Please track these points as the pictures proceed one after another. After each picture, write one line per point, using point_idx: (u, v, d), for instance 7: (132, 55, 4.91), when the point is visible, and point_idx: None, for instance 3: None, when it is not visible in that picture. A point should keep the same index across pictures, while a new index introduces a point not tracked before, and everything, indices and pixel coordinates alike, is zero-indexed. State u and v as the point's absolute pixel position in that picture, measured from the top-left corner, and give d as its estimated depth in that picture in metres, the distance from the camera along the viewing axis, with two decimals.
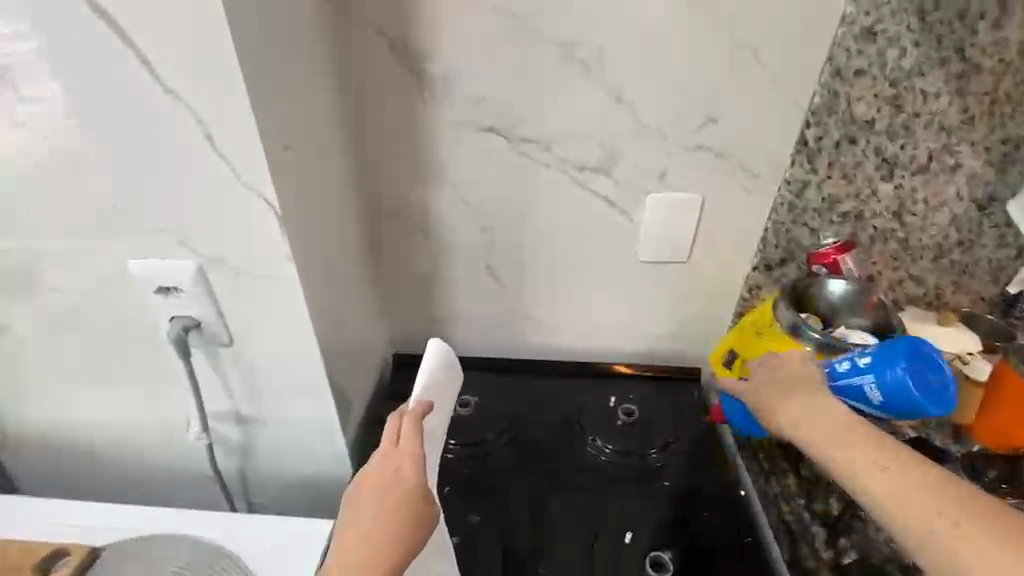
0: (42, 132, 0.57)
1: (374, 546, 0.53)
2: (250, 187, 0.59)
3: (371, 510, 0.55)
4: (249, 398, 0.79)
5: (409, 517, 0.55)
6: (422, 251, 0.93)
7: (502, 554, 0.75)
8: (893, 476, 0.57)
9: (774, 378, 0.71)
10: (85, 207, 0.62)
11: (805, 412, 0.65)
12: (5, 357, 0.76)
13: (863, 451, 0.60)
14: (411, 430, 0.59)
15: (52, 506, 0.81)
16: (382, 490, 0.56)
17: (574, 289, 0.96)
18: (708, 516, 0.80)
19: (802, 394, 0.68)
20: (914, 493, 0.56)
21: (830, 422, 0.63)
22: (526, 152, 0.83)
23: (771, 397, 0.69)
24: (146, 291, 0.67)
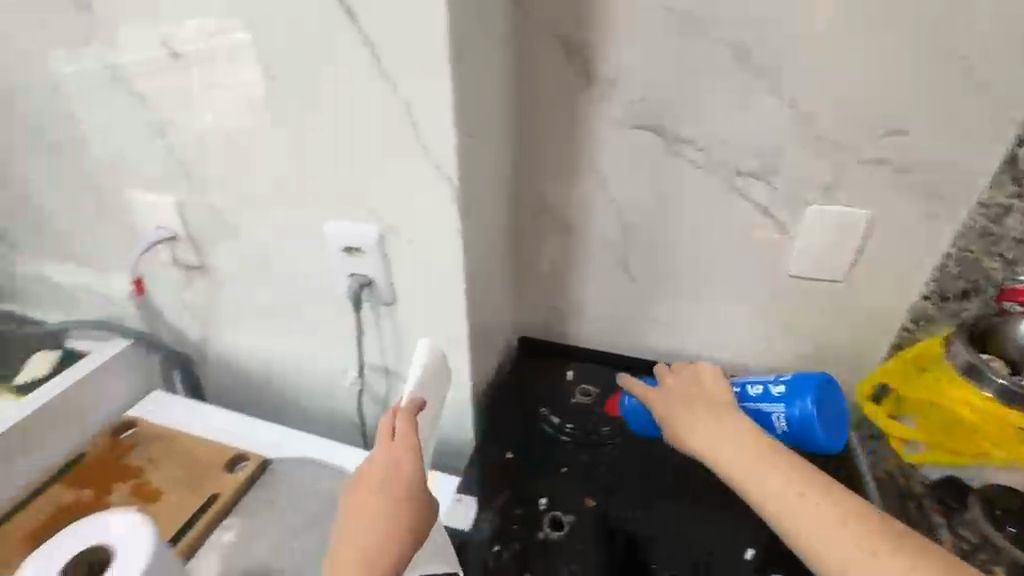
0: (280, 111, 0.69)
1: (378, 536, 0.58)
2: (437, 167, 0.66)
3: (372, 503, 0.59)
4: (397, 355, 0.88)
5: (407, 510, 0.59)
6: (561, 242, 0.96)
7: (615, 545, 0.74)
8: (789, 485, 0.58)
9: (688, 395, 0.74)
10: (301, 174, 0.73)
11: (711, 431, 0.67)
12: (218, 292, 0.93)
13: (772, 470, 0.59)
14: (404, 425, 0.64)
15: (235, 418, 0.97)
16: (378, 483, 0.60)
17: (709, 297, 0.94)
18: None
19: (682, 406, 0.72)
20: (818, 508, 0.55)
21: (734, 442, 0.64)
22: (683, 154, 0.83)
23: (677, 408, 0.72)
24: (334, 249, 0.78)
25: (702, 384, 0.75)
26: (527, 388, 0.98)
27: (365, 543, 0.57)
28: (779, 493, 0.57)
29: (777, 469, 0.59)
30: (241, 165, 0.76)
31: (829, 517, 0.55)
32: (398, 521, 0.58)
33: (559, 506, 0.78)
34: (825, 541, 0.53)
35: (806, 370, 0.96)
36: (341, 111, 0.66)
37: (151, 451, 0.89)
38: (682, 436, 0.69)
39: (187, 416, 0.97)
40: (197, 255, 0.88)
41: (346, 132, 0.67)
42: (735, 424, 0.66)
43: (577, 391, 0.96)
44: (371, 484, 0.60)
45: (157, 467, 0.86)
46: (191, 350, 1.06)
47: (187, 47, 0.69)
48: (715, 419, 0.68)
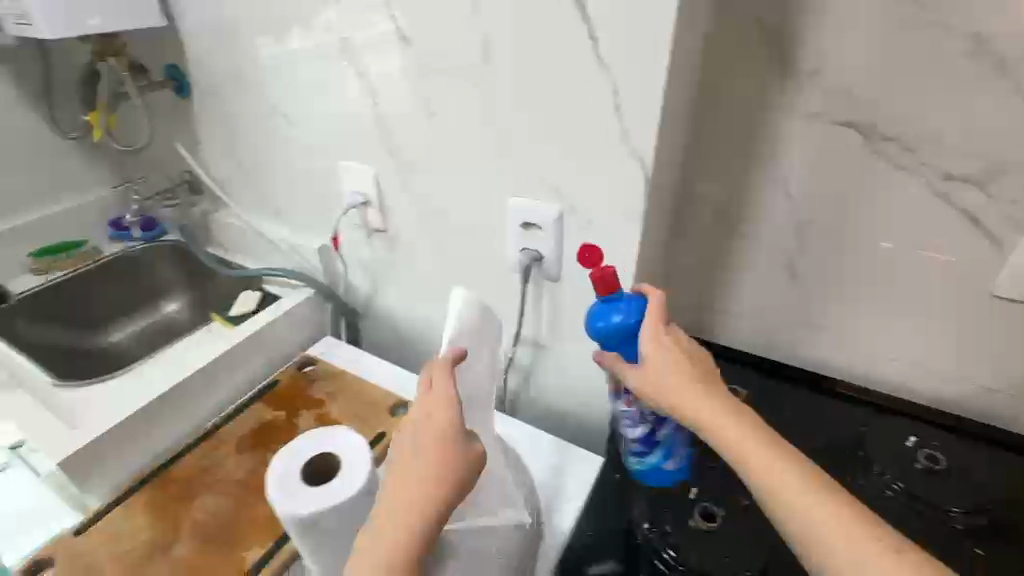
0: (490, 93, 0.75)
1: (419, 497, 0.53)
2: (633, 152, 0.68)
3: (409, 463, 0.54)
4: (550, 330, 0.92)
5: (451, 468, 0.54)
6: (723, 237, 0.94)
7: (768, 546, 0.70)
8: (788, 477, 0.52)
9: (697, 364, 0.62)
10: (496, 150, 0.79)
11: (720, 408, 0.57)
12: (393, 254, 1.03)
13: (789, 463, 0.53)
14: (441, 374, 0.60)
15: (395, 371, 1.09)
16: (416, 438, 0.56)
17: (885, 308, 0.88)
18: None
19: (675, 367, 0.60)
20: (818, 502, 0.50)
21: (746, 423, 0.55)
22: (883, 153, 0.78)
23: (668, 378, 0.59)
24: (513, 223, 0.83)
25: (654, 350, 0.62)
26: None
27: (405, 500, 0.53)
28: (791, 483, 0.51)
29: (779, 455, 0.53)
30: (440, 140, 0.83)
31: (832, 514, 0.49)
32: (439, 478, 0.53)
33: (710, 500, 0.76)
34: (846, 544, 0.48)
35: (994, 403, 0.87)
36: (548, 93, 0.71)
37: (330, 386, 1.02)
38: (682, 411, 0.58)
39: (358, 360, 1.10)
40: (382, 220, 0.99)
41: (549, 114, 0.72)
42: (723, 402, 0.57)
43: None
44: (413, 443, 0.56)
45: (335, 401, 0.99)
46: (358, 305, 1.19)
47: (410, 30, 0.77)
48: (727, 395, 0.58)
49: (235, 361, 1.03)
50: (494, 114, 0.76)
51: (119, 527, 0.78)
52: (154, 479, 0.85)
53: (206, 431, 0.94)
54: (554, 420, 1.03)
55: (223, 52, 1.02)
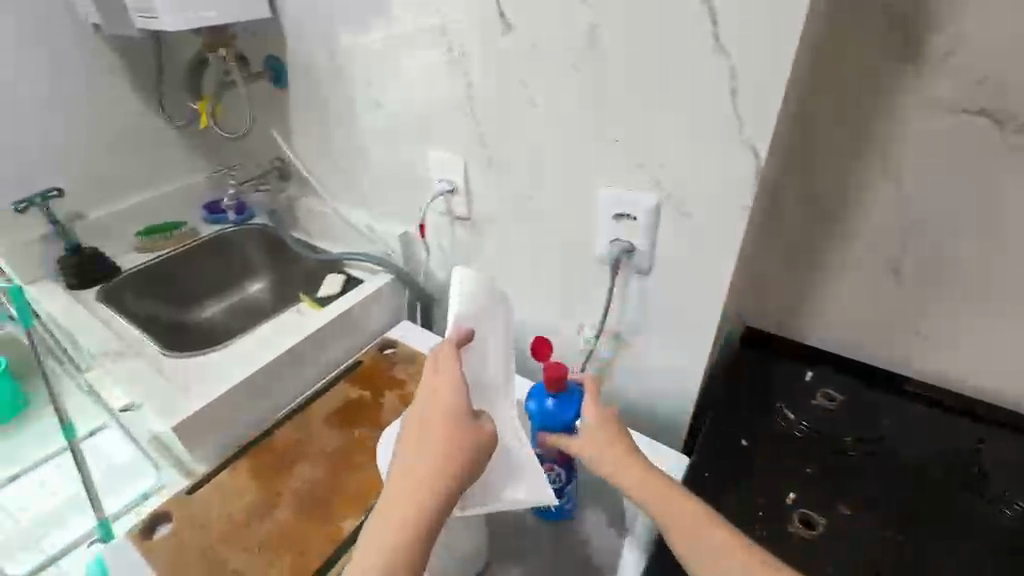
0: (593, 78, 0.74)
1: (428, 473, 0.56)
2: (746, 140, 0.67)
3: (416, 445, 0.58)
4: (634, 323, 0.91)
5: (460, 448, 0.57)
6: (822, 234, 0.89)
7: (885, 562, 0.67)
8: (709, 533, 0.59)
9: (607, 428, 0.69)
10: (595, 139, 0.78)
11: (615, 456, 0.67)
12: (474, 242, 1.04)
13: (684, 511, 0.61)
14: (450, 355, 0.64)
15: None
16: (424, 417, 0.60)
17: (1007, 314, 0.81)
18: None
19: (604, 442, 0.68)
20: (729, 552, 0.57)
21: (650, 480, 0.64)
22: (1020, 145, 0.72)
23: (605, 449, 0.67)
24: (604, 213, 0.82)
25: (594, 426, 0.69)
26: (759, 378, 0.93)
27: (415, 476, 0.56)
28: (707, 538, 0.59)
29: (692, 508, 0.61)
30: (535, 126, 0.83)
31: (738, 563, 0.56)
32: (446, 455, 0.56)
33: (810, 508, 0.74)
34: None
35: None
36: (657, 79, 0.69)
37: (409, 369, 1.05)
38: (591, 460, 0.69)
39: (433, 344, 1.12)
40: (467, 208, 1.00)
41: (656, 101, 0.71)
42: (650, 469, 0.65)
43: (819, 394, 0.89)
44: (421, 423, 0.60)
45: (418, 384, 1.01)
46: (433, 291, 1.21)
47: (513, 17, 0.77)
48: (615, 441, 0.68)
49: (324, 339, 1.07)
50: (596, 101, 0.75)
51: (228, 484, 0.84)
52: (261, 441, 0.92)
53: (301, 402, 0.99)
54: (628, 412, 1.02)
55: (321, 43, 1.06)
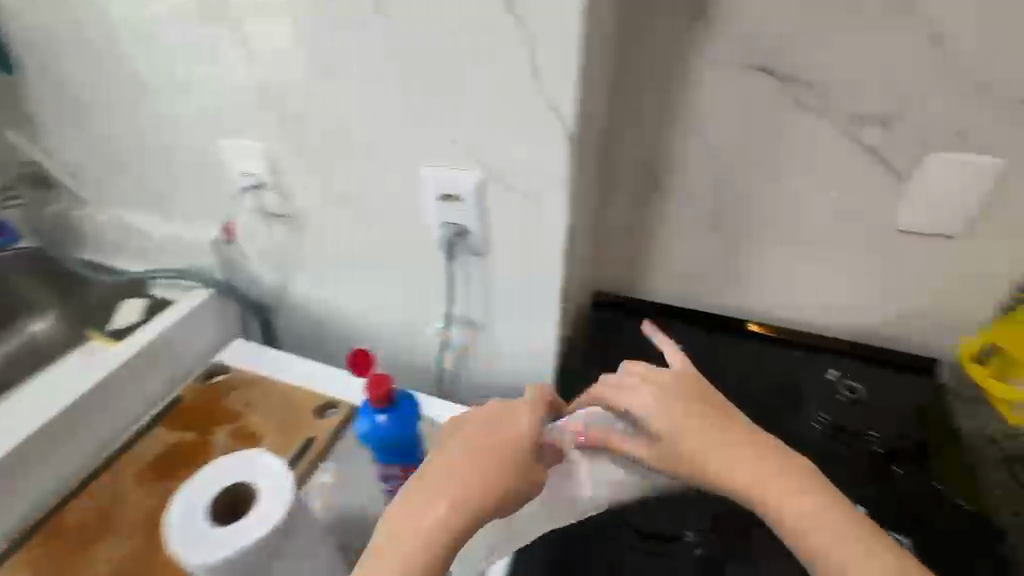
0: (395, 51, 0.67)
1: (440, 501, 0.53)
2: (555, 109, 0.64)
3: (442, 473, 0.56)
4: (482, 307, 0.87)
5: (498, 463, 0.56)
6: (648, 194, 0.92)
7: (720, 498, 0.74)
8: (758, 465, 0.53)
9: (670, 384, 0.62)
10: (409, 116, 0.71)
11: (665, 405, 0.59)
12: (303, 241, 0.93)
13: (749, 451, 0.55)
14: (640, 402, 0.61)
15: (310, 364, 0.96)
16: (450, 442, 0.59)
17: (803, 252, 0.90)
18: (953, 516, 0.72)
19: (676, 410, 0.59)
20: (777, 483, 0.52)
21: (720, 429, 0.57)
22: (796, 97, 0.78)
23: (669, 405, 0.59)
24: (430, 196, 0.76)
25: (659, 376, 0.63)
26: (611, 340, 0.98)
27: (417, 498, 0.54)
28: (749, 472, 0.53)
29: (739, 441, 0.55)
30: (343, 107, 0.74)
31: (811, 505, 0.51)
32: (473, 484, 0.54)
33: None
34: (801, 516, 0.50)
35: (899, 330, 0.93)
36: (460, 47, 0.64)
37: (243, 397, 0.90)
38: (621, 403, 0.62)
39: (271, 362, 0.97)
40: (285, 204, 0.88)
41: (463, 71, 0.65)
42: (672, 377, 0.62)
43: (661, 349, 0.96)
44: (449, 445, 0.59)
45: (255, 410, 0.88)
46: (267, 301, 1.07)
47: None
48: (669, 389, 0.61)
49: (130, 380, 0.88)
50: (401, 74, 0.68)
51: None
52: (48, 522, 0.75)
53: (101, 461, 0.82)
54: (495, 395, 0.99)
55: (68, 15, 0.85)
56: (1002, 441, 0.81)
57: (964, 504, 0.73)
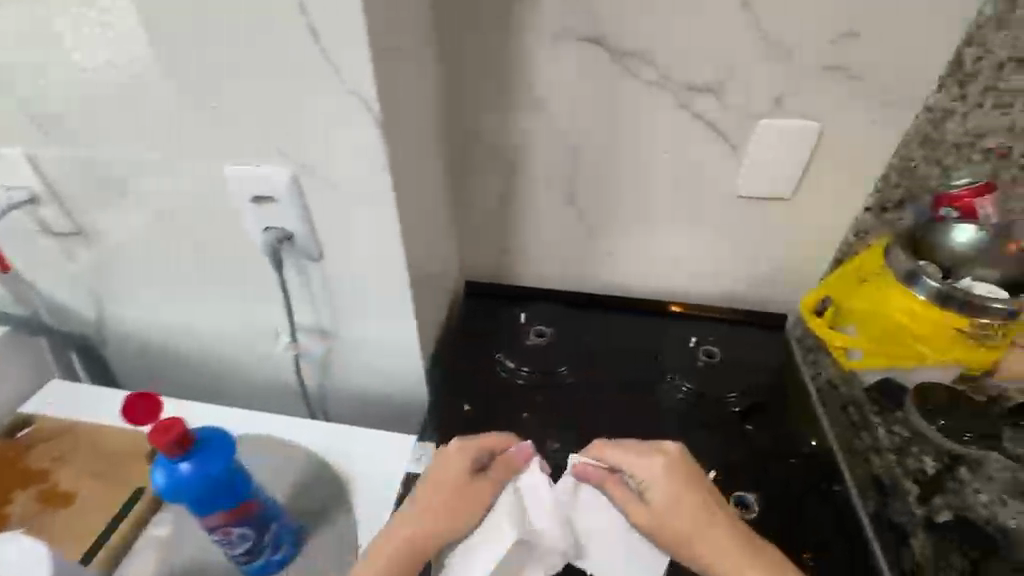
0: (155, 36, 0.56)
1: (420, 531, 0.62)
2: (350, 92, 0.56)
3: (429, 503, 0.64)
4: (333, 312, 0.80)
5: (479, 494, 0.65)
6: (502, 176, 0.89)
7: None
8: (730, 543, 0.61)
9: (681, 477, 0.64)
10: (193, 111, 0.61)
11: (689, 510, 0.62)
12: (111, 260, 0.80)
13: (724, 538, 0.61)
14: (655, 477, 0.64)
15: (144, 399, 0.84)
16: (450, 474, 0.65)
17: (658, 224, 0.91)
18: (803, 463, 0.77)
19: (672, 497, 0.63)
20: (754, 561, 0.60)
21: (697, 511, 0.62)
22: (627, 67, 0.76)
23: (664, 500, 0.63)
24: (242, 199, 0.67)
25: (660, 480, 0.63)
26: (483, 330, 0.94)
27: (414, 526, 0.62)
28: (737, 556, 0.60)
29: (712, 526, 0.62)
30: (112, 103, 0.63)
31: (762, 573, 0.60)
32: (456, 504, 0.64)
33: None
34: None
35: (752, 292, 0.97)
36: (228, 27, 0.54)
37: (53, 450, 0.76)
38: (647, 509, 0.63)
39: (91, 401, 0.83)
40: (71, 220, 0.76)
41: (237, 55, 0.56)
42: (672, 480, 0.63)
43: (531, 332, 0.93)
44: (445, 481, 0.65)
45: (68, 463, 0.74)
46: (89, 329, 0.93)
47: None
48: (690, 490, 0.63)
49: None
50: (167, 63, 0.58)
51: None
52: None
53: None
54: (369, 399, 0.94)
55: None
56: (840, 385, 0.87)
57: (813, 444, 0.79)
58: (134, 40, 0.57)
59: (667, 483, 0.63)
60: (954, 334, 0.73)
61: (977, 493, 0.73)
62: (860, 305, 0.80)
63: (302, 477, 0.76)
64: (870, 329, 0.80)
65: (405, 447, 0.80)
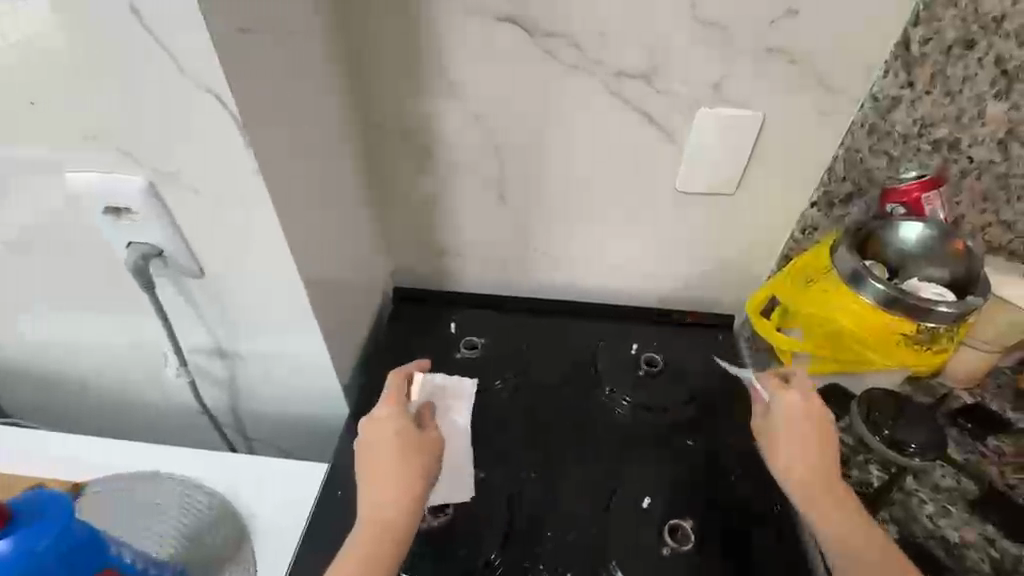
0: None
1: (400, 489, 0.59)
2: (197, 84, 0.47)
3: (400, 459, 0.60)
4: (230, 332, 0.71)
5: (406, 455, 0.61)
6: (423, 171, 0.80)
7: (512, 522, 0.68)
8: (844, 509, 0.59)
9: (812, 433, 0.62)
10: (13, 111, 0.50)
11: (807, 456, 0.61)
12: None
13: (851, 517, 0.59)
14: (807, 422, 0.62)
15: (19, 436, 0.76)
16: (415, 433, 0.62)
17: (596, 221, 0.84)
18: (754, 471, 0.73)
19: (813, 437, 0.62)
20: (829, 491, 0.60)
21: (825, 469, 0.60)
22: (550, 50, 0.67)
23: (811, 451, 0.61)
24: (94, 211, 0.57)
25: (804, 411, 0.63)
26: (408, 344, 0.85)
27: (392, 482, 0.59)
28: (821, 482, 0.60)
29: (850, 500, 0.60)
30: None
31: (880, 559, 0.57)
32: (399, 471, 0.60)
33: None
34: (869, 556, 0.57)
35: (699, 290, 0.92)
36: (29, 7, 0.44)
37: None
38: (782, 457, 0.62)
39: None
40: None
41: (49, 42, 0.45)
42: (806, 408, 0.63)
43: (461, 345, 0.85)
44: (419, 440, 0.62)
45: None
46: None
47: None
48: (823, 438, 0.62)
49: None
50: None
51: None
52: None
53: None
54: (289, 420, 0.86)
55: None
56: None
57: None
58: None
59: (816, 421, 0.62)
60: (900, 339, 0.70)
61: (923, 503, 0.70)
62: (805, 310, 0.76)
63: (196, 521, 0.68)
64: (816, 334, 0.76)
65: (315, 478, 0.72)
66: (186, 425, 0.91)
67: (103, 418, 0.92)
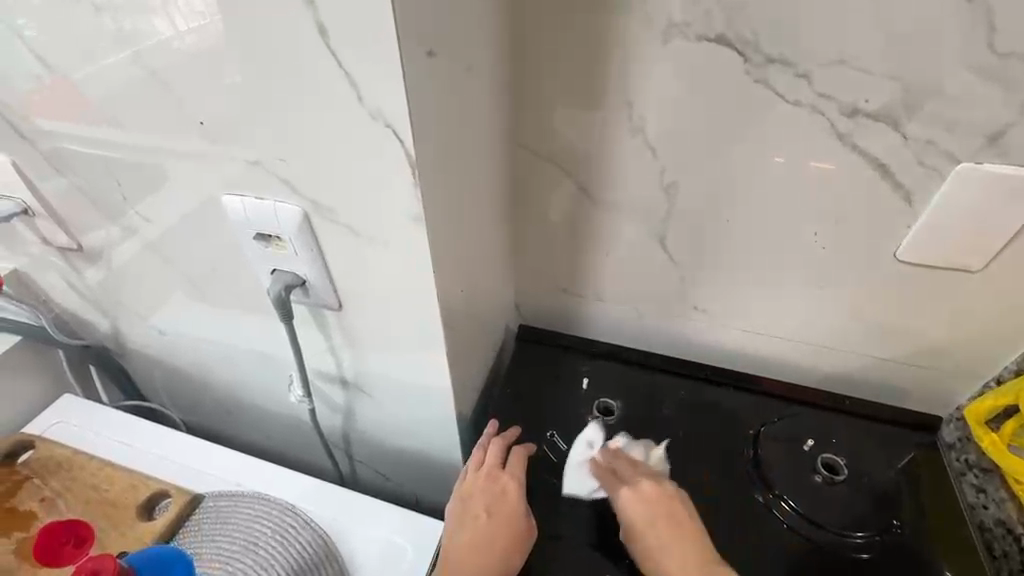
0: (159, 20, 0.43)
1: (486, 549, 0.59)
2: (374, 114, 0.42)
3: (486, 511, 0.62)
4: (355, 364, 0.67)
5: (490, 526, 0.61)
6: (575, 207, 0.71)
7: None
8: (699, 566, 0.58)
9: (669, 523, 0.60)
10: (188, 134, 0.50)
11: (664, 544, 0.59)
12: (136, 274, 0.73)
13: None
14: (642, 503, 0.62)
15: (142, 428, 0.78)
16: (496, 500, 0.63)
17: (775, 283, 0.69)
18: None
19: (655, 520, 0.61)
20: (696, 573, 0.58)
21: (683, 549, 0.59)
22: (767, 80, 0.54)
23: (659, 533, 0.60)
24: (245, 238, 0.56)
25: (644, 494, 0.62)
26: (534, 396, 0.76)
27: (480, 535, 0.60)
28: (673, 559, 0.58)
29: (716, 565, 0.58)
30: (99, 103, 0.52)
31: None
32: (473, 540, 0.60)
33: None
34: None
35: (896, 377, 0.73)
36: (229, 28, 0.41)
37: (59, 481, 0.71)
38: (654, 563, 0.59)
39: (106, 435, 0.77)
40: (69, 237, 0.71)
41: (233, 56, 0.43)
42: (657, 496, 0.62)
43: (595, 407, 0.74)
44: (501, 484, 0.64)
45: (65, 501, 0.69)
46: (115, 335, 0.87)
47: None
48: (668, 523, 0.60)
49: None
50: (132, 62, 0.47)
51: None
52: None
53: None
54: (397, 455, 0.81)
55: None
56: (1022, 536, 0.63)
57: None
58: (114, 27, 0.45)
59: (653, 500, 0.62)
60: None
61: None
62: None
63: (305, 561, 0.64)
64: None
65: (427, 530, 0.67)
66: (297, 437, 0.89)
67: (222, 416, 0.94)
